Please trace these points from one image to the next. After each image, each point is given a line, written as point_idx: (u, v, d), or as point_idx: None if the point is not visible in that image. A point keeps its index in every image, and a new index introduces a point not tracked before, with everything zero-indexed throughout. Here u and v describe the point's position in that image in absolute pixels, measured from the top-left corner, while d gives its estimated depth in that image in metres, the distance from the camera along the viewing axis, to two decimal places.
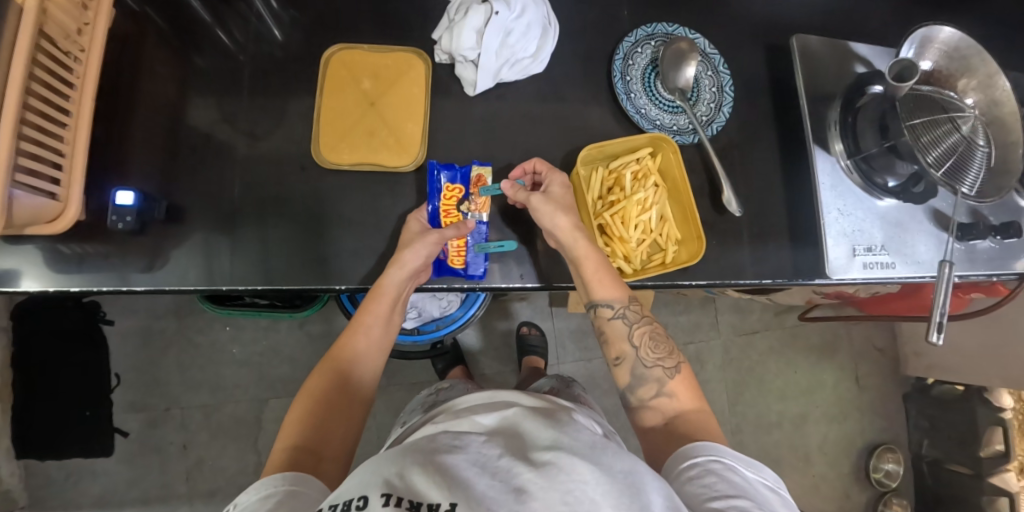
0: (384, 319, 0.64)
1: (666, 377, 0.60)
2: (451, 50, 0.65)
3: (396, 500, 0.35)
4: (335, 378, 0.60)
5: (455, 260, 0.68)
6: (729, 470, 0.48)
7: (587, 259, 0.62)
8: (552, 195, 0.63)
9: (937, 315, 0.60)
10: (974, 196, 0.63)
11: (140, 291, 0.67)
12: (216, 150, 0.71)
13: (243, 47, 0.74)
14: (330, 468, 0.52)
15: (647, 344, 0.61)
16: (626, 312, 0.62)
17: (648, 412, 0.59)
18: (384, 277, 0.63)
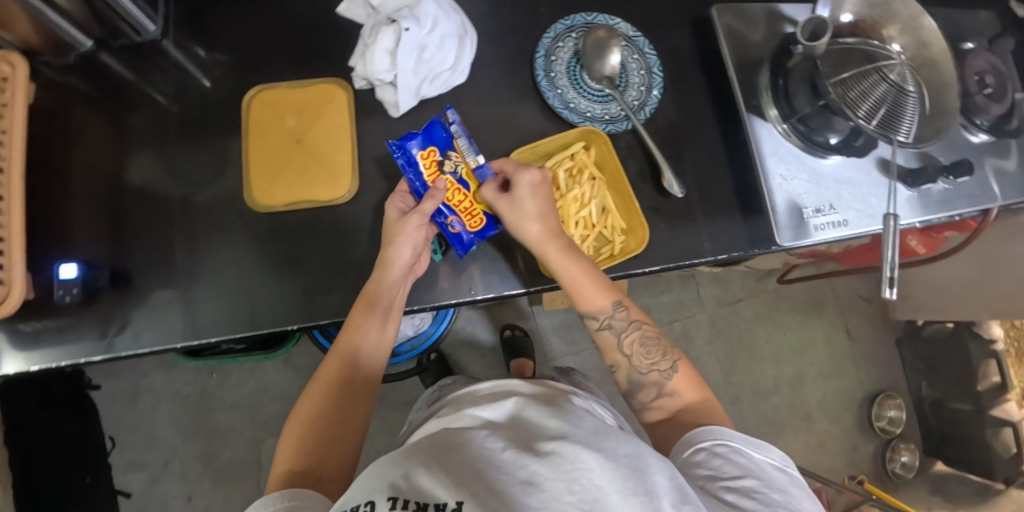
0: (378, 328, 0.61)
1: (665, 378, 0.59)
2: (365, 74, 0.64)
3: (403, 502, 0.35)
4: (332, 394, 0.57)
5: (479, 217, 0.67)
6: (736, 453, 0.48)
7: (563, 270, 0.61)
8: (520, 205, 0.62)
9: (888, 270, 0.58)
10: (912, 143, 0.63)
11: (100, 360, 0.66)
12: (153, 206, 0.70)
13: (165, 100, 0.73)
14: (331, 486, 0.51)
15: (638, 352, 0.60)
16: (612, 322, 0.61)
17: (651, 413, 0.59)
18: (376, 284, 0.61)
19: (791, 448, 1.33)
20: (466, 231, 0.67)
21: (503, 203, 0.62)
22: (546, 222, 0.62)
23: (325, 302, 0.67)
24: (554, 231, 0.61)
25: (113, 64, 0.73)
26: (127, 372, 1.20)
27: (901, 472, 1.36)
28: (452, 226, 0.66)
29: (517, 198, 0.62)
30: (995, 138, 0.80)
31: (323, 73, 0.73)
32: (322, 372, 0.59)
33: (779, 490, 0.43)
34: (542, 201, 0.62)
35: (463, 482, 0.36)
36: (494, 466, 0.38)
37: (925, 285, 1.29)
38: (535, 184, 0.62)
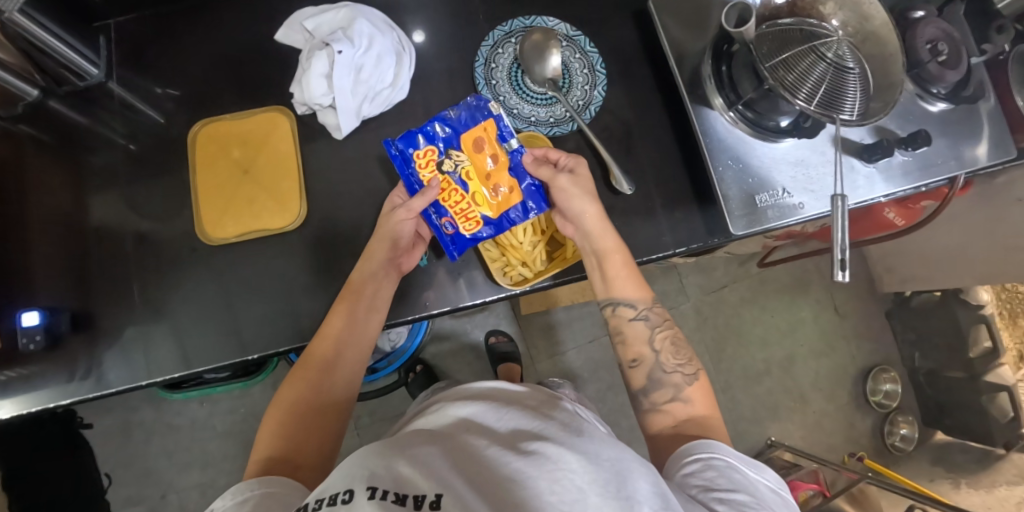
0: (363, 317, 0.62)
1: (683, 383, 0.58)
2: (305, 100, 0.68)
3: (381, 492, 0.36)
4: (316, 384, 0.58)
5: (474, 219, 0.65)
6: (731, 468, 0.47)
7: (614, 251, 0.61)
8: (580, 180, 0.63)
9: (838, 252, 0.56)
10: (856, 120, 0.62)
11: (69, 404, 0.67)
12: (108, 248, 0.70)
13: (112, 141, 0.73)
14: (307, 474, 0.52)
15: (668, 350, 0.60)
16: (648, 315, 0.62)
17: (658, 416, 0.57)
18: (356, 272, 0.64)
19: (789, 430, 1.35)
20: (457, 233, 0.66)
21: (563, 177, 0.62)
22: (600, 204, 0.63)
23: (286, 329, 0.69)
24: (604, 214, 0.62)
25: (60, 109, 0.73)
26: (122, 407, 1.22)
27: (901, 445, 1.36)
28: (443, 227, 0.66)
29: (574, 174, 0.63)
30: (953, 105, 0.77)
31: (273, 102, 0.74)
32: (306, 364, 0.59)
33: None
34: (593, 186, 0.65)
35: (444, 478, 0.37)
36: (476, 468, 0.39)
37: (909, 255, 1.28)
38: (586, 171, 0.65)
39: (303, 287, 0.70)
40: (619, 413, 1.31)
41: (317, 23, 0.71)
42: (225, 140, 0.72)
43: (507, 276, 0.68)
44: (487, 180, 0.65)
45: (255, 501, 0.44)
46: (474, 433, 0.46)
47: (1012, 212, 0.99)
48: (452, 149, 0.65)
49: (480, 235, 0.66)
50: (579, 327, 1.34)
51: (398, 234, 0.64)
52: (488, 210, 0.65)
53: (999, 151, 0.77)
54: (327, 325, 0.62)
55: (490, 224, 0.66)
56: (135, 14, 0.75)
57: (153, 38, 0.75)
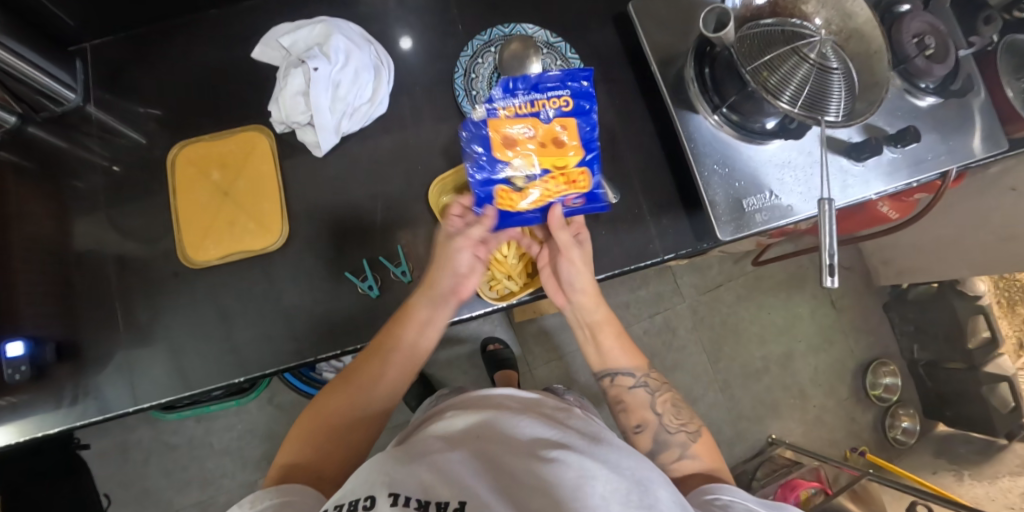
0: (412, 342, 0.61)
1: (689, 441, 0.60)
2: (284, 119, 0.69)
3: (404, 500, 0.37)
4: (358, 400, 0.58)
5: (582, 169, 0.60)
6: (748, 510, 0.48)
7: (603, 324, 0.66)
8: (587, 243, 0.64)
9: (826, 258, 0.55)
10: (841, 122, 0.59)
11: (56, 433, 0.66)
12: (89, 274, 0.70)
13: (88, 166, 0.72)
14: (327, 488, 0.51)
15: (670, 411, 0.63)
16: (646, 381, 0.65)
17: (665, 477, 0.59)
18: (416, 294, 0.62)
19: (790, 428, 1.35)
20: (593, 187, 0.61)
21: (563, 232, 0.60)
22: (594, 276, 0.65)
23: (273, 350, 0.68)
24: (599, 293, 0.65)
25: (37, 133, 0.72)
26: (118, 428, 1.21)
27: (904, 438, 1.36)
28: (583, 201, 0.61)
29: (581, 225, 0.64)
30: (942, 99, 0.75)
31: (255, 120, 0.73)
32: (353, 383, 0.59)
33: None
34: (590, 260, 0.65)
35: (465, 485, 0.39)
36: (495, 471, 0.41)
37: (904, 247, 1.27)
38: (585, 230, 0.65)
39: (290, 306, 0.69)
40: (617, 416, 1.31)
41: (292, 39, 0.71)
42: (204, 162, 0.72)
43: (493, 291, 0.68)
44: (541, 141, 0.60)
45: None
46: (485, 431, 0.47)
47: (1007, 200, 0.98)
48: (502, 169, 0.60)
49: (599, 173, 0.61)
50: (573, 331, 1.34)
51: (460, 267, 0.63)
52: (576, 155, 0.60)
53: (988, 143, 0.76)
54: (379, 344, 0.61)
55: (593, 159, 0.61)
56: (111, 35, 0.74)
57: (128, 61, 0.74)
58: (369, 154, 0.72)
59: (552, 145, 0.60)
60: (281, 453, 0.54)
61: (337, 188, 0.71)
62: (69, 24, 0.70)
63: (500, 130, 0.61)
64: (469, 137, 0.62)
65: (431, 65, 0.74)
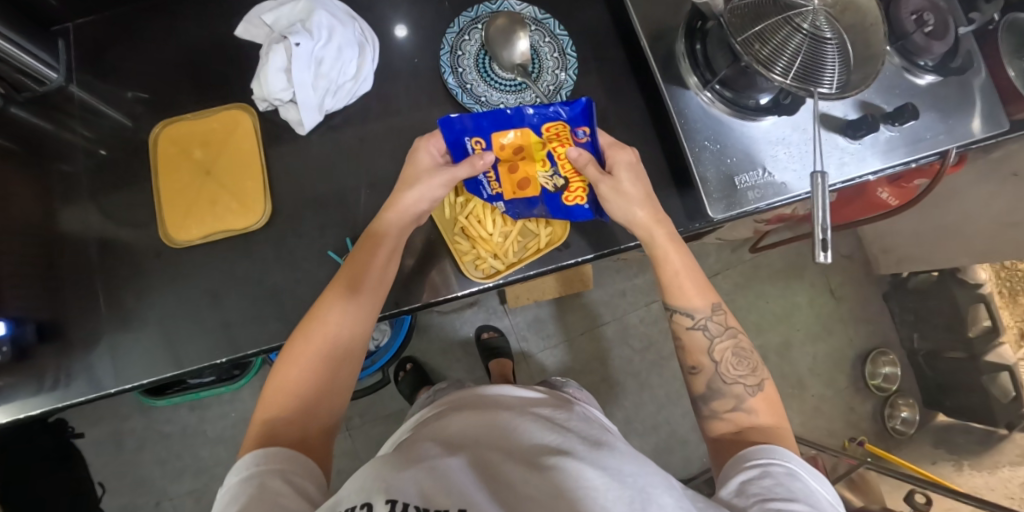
0: (380, 270, 0.59)
1: (747, 393, 0.56)
2: (265, 96, 0.68)
3: (402, 506, 0.35)
4: (330, 339, 0.54)
5: (547, 127, 0.58)
6: (792, 476, 0.45)
7: (667, 259, 0.60)
8: (623, 188, 0.59)
9: (819, 232, 0.53)
10: (835, 93, 0.57)
11: (39, 414, 0.65)
12: (71, 255, 0.69)
13: (72, 146, 0.71)
14: (314, 442, 0.50)
15: (729, 360, 0.58)
16: (708, 324, 0.59)
17: (719, 424, 0.56)
18: (381, 222, 0.60)
19: (788, 417, 1.34)
20: (570, 122, 0.58)
21: (607, 182, 0.58)
22: (653, 206, 0.60)
23: (256, 331, 0.68)
24: (660, 216, 0.60)
25: (20, 114, 0.71)
26: (112, 416, 1.21)
27: (903, 428, 1.34)
28: (584, 127, 0.58)
29: (615, 177, 0.59)
30: (942, 77, 0.73)
31: (239, 100, 0.72)
32: (320, 320, 0.55)
33: None
34: (643, 183, 0.60)
35: (463, 494, 0.38)
36: (492, 481, 0.40)
37: (903, 235, 1.25)
38: (632, 165, 0.60)
39: (273, 286, 0.68)
40: (613, 405, 1.30)
41: (275, 17, 0.71)
42: (187, 140, 0.71)
43: (478, 269, 0.67)
44: (518, 157, 0.61)
45: (263, 495, 0.40)
46: (480, 443, 0.46)
47: (1009, 185, 0.96)
48: (539, 187, 0.63)
49: (552, 113, 0.57)
50: (569, 319, 1.33)
51: (435, 192, 0.60)
52: (531, 135, 0.59)
53: (990, 124, 0.74)
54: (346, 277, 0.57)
55: (535, 120, 0.57)
56: (94, 14, 0.73)
57: (111, 41, 0.73)
58: (355, 134, 0.71)
59: (525, 150, 0.60)
60: (260, 410, 0.51)
61: (322, 167, 0.71)
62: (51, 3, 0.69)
63: (500, 189, 0.64)
64: (511, 210, 0.66)
65: (417, 43, 0.73)
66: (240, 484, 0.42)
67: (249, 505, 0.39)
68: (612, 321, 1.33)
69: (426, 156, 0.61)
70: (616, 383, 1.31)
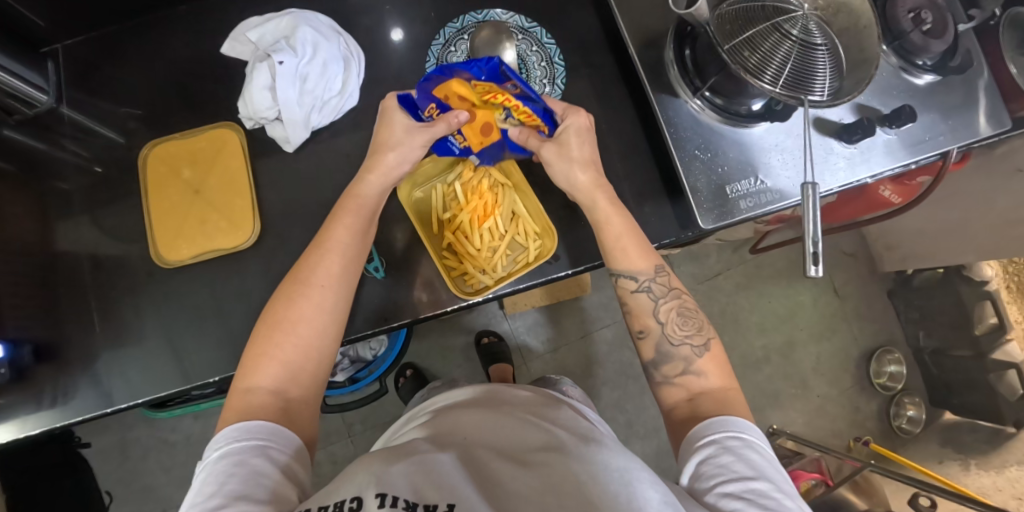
0: (359, 232, 0.58)
1: (694, 355, 0.55)
2: (251, 115, 0.69)
3: (392, 500, 0.35)
4: (316, 303, 0.54)
5: (475, 84, 0.56)
6: (749, 449, 0.45)
7: (609, 222, 0.59)
8: (567, 149, 0.59)
9: (811, 245, 0.52)
10: (826, 101, 0.56)
11: (38, 433, 0.66)
12: (66, 275, 0.70)
13: (64, 167, 0.72)
14: (297, 411, 0.50)
15: (675, 321, 0.57)
16: (652, 286, 0.58)
17: (671, 390, 0.55)
18: (361, 184, 0.59)
19: (791, 418, 1.33)
20: (494, 81, 0.55)
21: (551, 148, 0.60)
22: (596, 171, 0.60)
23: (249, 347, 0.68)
24: (603, 180, 0.60)
25: (12, 134, 0.72)
26: (118, 425, 1.23)
27: (908, 427, 1.33)
28: (515, 82, 0.54)
29: (563, 141, 0.59)
30: (941, 77, 0.71)
31: (228, 117, 0.73)
32: (298, 284, 0.54)
33: (790, 495, 0.42)
34: (592, 148, 0.61)
35: (454, 488, 0.37)
36: (480, 478, 0.39)
37: (908, 232, 1.23)
38: (583, 130, 0.60)
39: (264, 301, 0.68)
40: (615, 410, 1.30)
41: (260, 33, 0.71)
42: (175, 159, 0.71)
43: (467, 285, 0.67)
44: (467, 105, 0.60)
45: (243, 475, 0.41)
46: (472, 440, 0.45)
47: (1013, 184, 0.94)
48: (500, 130, 0.63)
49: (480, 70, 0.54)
50: (570, 323, 1.32)
51: (414, 155, 0.60)
52: (467, 85, 0.57)
53: (992, 123, 0.72)
54: (329, 239, 0.57)
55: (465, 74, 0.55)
56: (83, 34, 0.73)
57: (100, 60, 0.74)
58: (343, 147, 0.71)
59: (471, 100, 0.59)
60: (241, 379, 0.51)
61: (310, 184, 0.71)
62: (40, 25, 0.69)
63: (466, 143, 0.64)
64: (486, 159, 0.66)
65: (405, 56, 0.73)
66: (221, 460, 0.43)
67: (230, 489, 0.40)
68: (612, 324, 1.33)
69: (399, 115, 0.60)
70: (618, 386, 1.31)
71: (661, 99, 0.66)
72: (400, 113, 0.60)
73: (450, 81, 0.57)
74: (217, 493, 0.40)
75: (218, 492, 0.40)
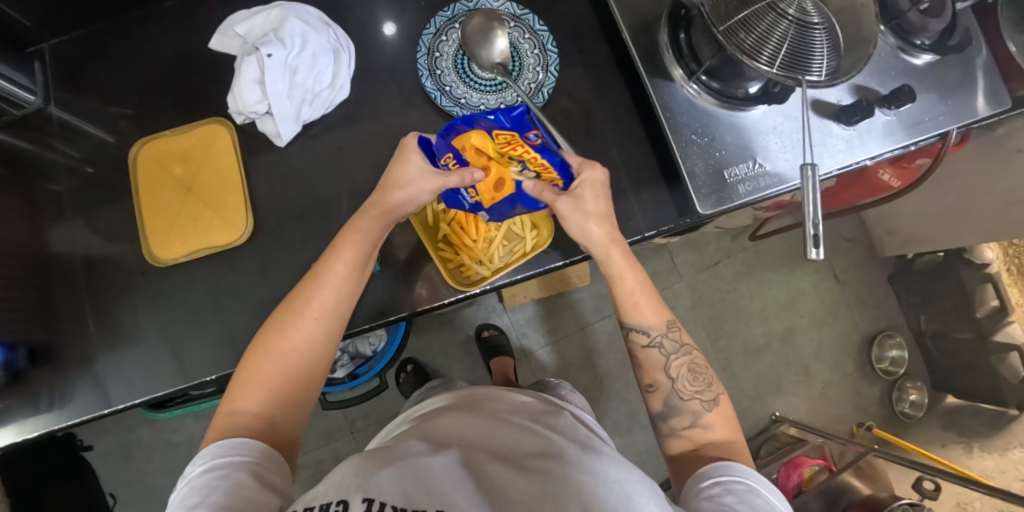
0: (358, 266, 0.57)
1: (703, 409, 0.55)
2: (241, 109, 0.68)
3: (379, 505, 0.35)
4: (308, 333, 0.53)
5: (496, 133, 0.52)
6: (752, 493, 0.45)
7: (622, 277, 0.59)
8: (582, 204, 0.58)
9: (810, 228, 0.51)
10: (825, 81, 0.55)
11: (36, 436, 0.66)
12: (59, 276, 0.69)
13: (54, 168, 0.71)
14: (281, 434, 0.50)
15: (685, 376, 0.57)
16: (663, 341, 0.58)
17: (677, 442, 0.55)
18: (363, 217, 0.58)
19: (794, 405, 1.33)
20: (517, 129, 0.51)
21: (565, 202, 0.58)
22: (609, 223, 0.59)
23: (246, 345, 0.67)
24: (615, 235, 0.59)
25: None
26: (120, 427, 1.23)
27: (912, 412, 1.32)
28: (535, 130, 0.52)
29: (578, 195, 0.58)
30: (939, 56, 0.70)
31: (218, 113, 0.72)
32: (293, 314, 0.54)
33: None
34: (607, 202, 0.60)
35: (444, 494, 0.36)
36: (476, 483, 0.39)
37: (908, 215, 1.22)
38: (597, 184, 0.59)
39: (259, 300, 0.68)
40: (617, 400, 1.30)
41: (248, 27, 0.70)
42: (166, 157, 0.70)
43: (466, 277, 0.66)
44: (483, 158, 0.56)
45: (225, 489, 0.41)
46: (468, 443, 0.45)
47: (1013, 164, 0.93)
48: (514, 184, 0.58)
49: (500, 124, 0.51)
50: (570, 314, 1.32)
51: (422, 197, 0.59)
52: (487, 136, 0.54)
53: (992, 102, 0.70)
54: (326, 270, 0.56)
55: (487, 124, 0.52)
56: (69, 33, 0.72)
57: (88, 59, 0.73)
58: (335, 141, 0.70)
59: (488, 152, 0.55)
60: (229, 400, 0.51)
61: (303, 179, 0.70)
62: (26, 24, 0.68)
63: (477, 197, 0.59)
64: (495, 214, 0.62)
65: (396, 47, 0.72)
66: (204, 475, 0.42)
67: (211, 501, 0.39)
68: (612, 314, 1.32)
69: (416, 156, 0.57)
70: (619, 376, 1.31)
71: (657, 85, 0.65)
72: (415, 153, 0.58)
73: (471, 129, 0.54)
74: (197, 505, 0.39)
75: (200, 503, 0.40)
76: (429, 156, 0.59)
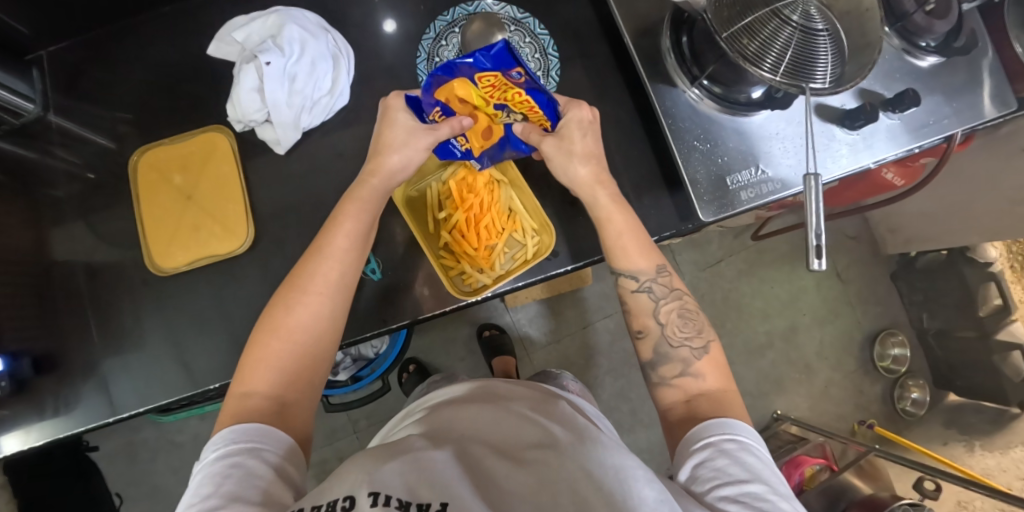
0: (359, 235, 0.57)
1: (693, 357, 0.54)
2: (240, 117, 0.68)
3: (384, 499, 0.35)
4: (313, 310, 0.53)
5: (479, 77, 0.52)
6: (743, 452, 0.45)
7: (610, 219, 0.59)
8: (570, 143, 0.59)
9: (812, 239, 0.51)
10: (829, 88, 0.54)
11: (42, 444, 0.66)
12: (61, 284, 0.69)
13: (54, 175, 0.71)
14: (295, 415, 0.49)
15: (675, 322, 0.57)
16: (653, 286, 0.58)
17: (668, 391, 0.54)
18: (363, 187, 0.58)
19: (795, 403, 1.33)
20: (499, 68, 0.50)
21: (552, 142, 0.59)
22: (596, 164, 0.60)
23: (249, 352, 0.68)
24: (603, 176, 0.60)
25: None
26: (126, 428, 1.24)
27: (913, 410, 1.32)
28: (517, 69, 0.50)
29: (564, 135, 0.59)
30: (944, 58, 0.69)
31: (218, 119, 0.71)
32: (297, 288, 0.54)
33: (785, 498, 0.41)
34: (596, 143, 0.60)
35: (448, 486, 0.37)
36: (476, 474, 0.39)
37: (912, 213, 1.21)
38: (585, 122, 0.59)
39: (261, 307, 0.68)
40: (618, 399, 1.30)
41: (245, 33, 0.69)
42: (165, 165, 0.70)
43: (466, 284, 0.67)
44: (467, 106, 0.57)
45: (239, 477, 0.41)
46: (468, 437, 0.45)
47: (1017, 163, 0.92)
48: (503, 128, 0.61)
49: (479, 65, 0.51)
50: (571, 314, 1.32)
51: (417, 159, 0.60)
52: (470, 84, 0.54)
53: (997, 103, 0.70)
54: (328, 243, 0.56)
55: (467, 70, 0.52)
56: (68, 40, 0.72)
57: (87, 65, 0.72)
58: (336, 147, 0.70)
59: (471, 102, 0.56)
60: (238, 383, 0.50)
61: (303, 184, 0.70)
62: (24, 32, 0.68)
63: (467, 145, 0.61)
64: (487, 161, 0.64)
65: (395, 50, 0.71)
66: (215, 463, 0.42)
67: (227, 490, 0.39)
68: (614, 313, 1.32)
69: (403, 115, 0.58)
70: (620, 375, 1.31)
71: (660, 91, 0.64)
72: (403, 114, 0.59)
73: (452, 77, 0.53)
74: (212, 495, 0.39)
75: (215, 492, 0.39)
76: (417, 114, 0.59)
